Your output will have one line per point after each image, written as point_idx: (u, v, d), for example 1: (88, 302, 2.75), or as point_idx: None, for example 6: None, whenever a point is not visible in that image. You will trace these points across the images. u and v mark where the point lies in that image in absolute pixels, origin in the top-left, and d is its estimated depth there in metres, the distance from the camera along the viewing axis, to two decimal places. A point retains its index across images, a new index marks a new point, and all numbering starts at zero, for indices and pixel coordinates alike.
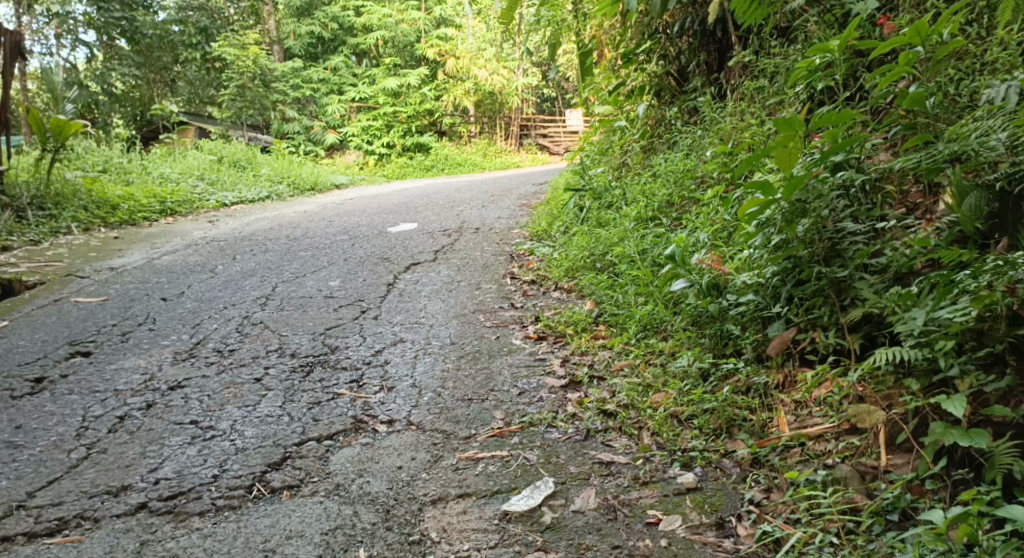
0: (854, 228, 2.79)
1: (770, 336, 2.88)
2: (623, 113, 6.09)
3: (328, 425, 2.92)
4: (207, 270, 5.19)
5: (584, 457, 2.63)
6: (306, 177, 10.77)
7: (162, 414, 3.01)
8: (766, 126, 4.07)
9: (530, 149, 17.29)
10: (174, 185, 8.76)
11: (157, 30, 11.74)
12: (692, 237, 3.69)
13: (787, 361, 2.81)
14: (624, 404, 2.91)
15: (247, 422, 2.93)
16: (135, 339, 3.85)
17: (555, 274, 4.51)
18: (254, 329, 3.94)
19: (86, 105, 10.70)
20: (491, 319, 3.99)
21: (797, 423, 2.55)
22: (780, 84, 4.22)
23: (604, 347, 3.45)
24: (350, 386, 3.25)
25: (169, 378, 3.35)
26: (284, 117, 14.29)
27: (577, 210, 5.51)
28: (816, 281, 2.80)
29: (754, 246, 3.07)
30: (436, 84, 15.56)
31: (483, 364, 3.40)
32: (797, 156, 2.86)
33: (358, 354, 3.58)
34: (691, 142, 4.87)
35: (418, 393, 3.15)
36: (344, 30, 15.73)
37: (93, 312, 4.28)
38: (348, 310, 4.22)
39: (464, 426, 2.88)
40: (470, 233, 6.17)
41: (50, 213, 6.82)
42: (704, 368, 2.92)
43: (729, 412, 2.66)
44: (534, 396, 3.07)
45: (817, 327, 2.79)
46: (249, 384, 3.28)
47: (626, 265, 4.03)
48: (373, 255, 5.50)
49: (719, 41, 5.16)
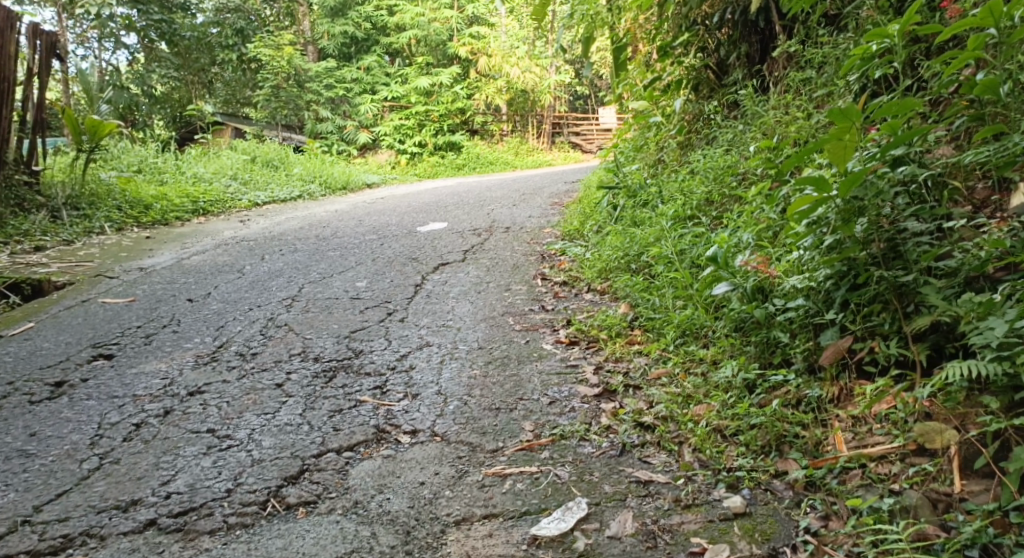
0: (917, 228, 2.58)
1: (823, 345, 2.66)
2: (658, 109, 5.88)
3: (349, 435, 2.76)
4: (235, 271, 5.08)
5: (619, 476, 2.43)
6: (338, 176, 10.69)
7: (179, 422, 2.87)
8: (814, 119, 3.84)
9: (563, 147, 17.06)
10: (207, 185, 8.71)
11: (195, 31, 11.65)
12: (735, 237, 3.49)
13: (842, 373, 2.59)
14: (662, 416, 2.71)
15: (265, 431, 2.78)
16: (158, 341, 3.73)
17: (588, 275, 4.32)
18: (278, 332, 3.80)
19: (125, 106, 10.75)
20: (521, 322, 3.81)
21: (856, 442, 2.34)
22: (829, 74, 4.01)
23: (640, 354, 3.26)
24: (374, 393, 3.09)
25: (189, 383, 3.22)
26: (317, 117, 14.25)
27: (611, 209, 5.31)
28: (874, 286, 2.59)
29: (805, 246, 2.85)
30: (468, 83, 15.47)
31: (511, 371, 3.23)
32: (851, 150, 2.64)
33: (383, 359, 3.41)
34: (732, 137, 4.64)
35: (444, 402, 2.98)
36: (377, 30, 15.65)
37: (119, 314, 4.17)
38: (374, 312, 4.07)
39: (492, 438, 2.70)
40: (500, 232, 5.99)
41: (84, 212, 6.77)
42: (750, 379, 2.72)
43: (779, 428, 2.46)
44: (565, 406, 2.88)
45: (876, 336, 2.58)
46: (269, 390, 3.13)
47: (663, 266, 3.83)
48: (401, 255, 5.35)
49: (761, 31, 4.94)
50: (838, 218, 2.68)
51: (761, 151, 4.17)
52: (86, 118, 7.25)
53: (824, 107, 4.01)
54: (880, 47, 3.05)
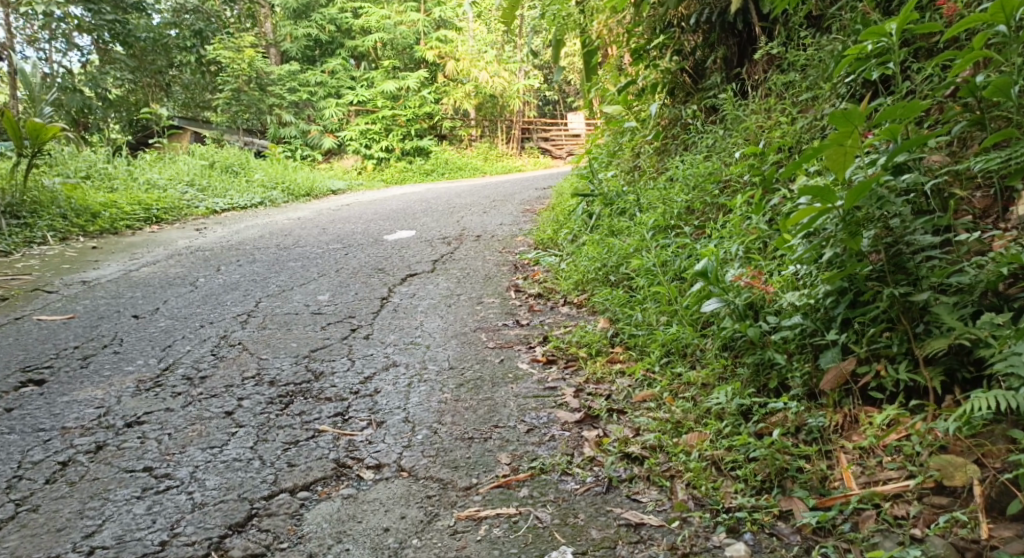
0: (926, 242, 2.37)
1: (822, 367, 2.44)
2: (632, 114, 5.67)
3: (305, 472, 2.52)
4: (187, 283, 4.78)
5: (606, 518, 2.20)
6: (302, 182, 10.37)
7: (111, 460, 2.62)
8: (800, 123, 3.62)
9: (532, 152, 16.91)
10: (161, 191, 8.34)
11: (151, 32, 11.02)
12: (722, 249, 3.26)
13: (846, 398, 2.37)
14: (651, 446, 2.48)
15: (209, 470, 2.55)
16: (96, 364, 3.44)
17: (564, 287, 4.10)
18: (230, 352, 3.52)
19: (77, 110, 10.33)
20: (494, 338, 3.55)
21: (866, 477, 2.13)
22: (813, 77, 3.81)
23: (622, 374, 3.03)
24: (334, 421, 2.82)
25: (127, 412, 2.94)
26: (280, 121, 13.90)
27: (586, 217, 5.08)
28: (880, 305, 2.37)
29: (803, 260, 2.63)
30: (436, 87, 15.20)
31: (485, 395, 2.97)
32: (852, 157, 2.42)
33: (345, 383, 3.14)
34: (712, 143, 4.43)
35: (412, 431, 2.72)
36: (341, 33, 15.39)
37: (55, 332, 3.87)
38: (337, 328, 3.79)
39: (464, 474, 2.46)
40: (471, 241, 5.75)
41: (25, 222, 6.43)
42: (745, 404, 2.49)
43: (780, 460, 2.23)
44: (544, 435, 2.64)
45: (881, 358, 2.37)
46: (217, 419, 2.86)
47: (644, 279, 3.60)
48: (367, 265, 5.08)
49: (739, 34, 4.74)
50: (840, 230, 2.44)
51: (747, 158, 3.95)
52: (28, 121, 6.88)
53: (808, 111, 3.80)
54: (875, 46, 2.82)
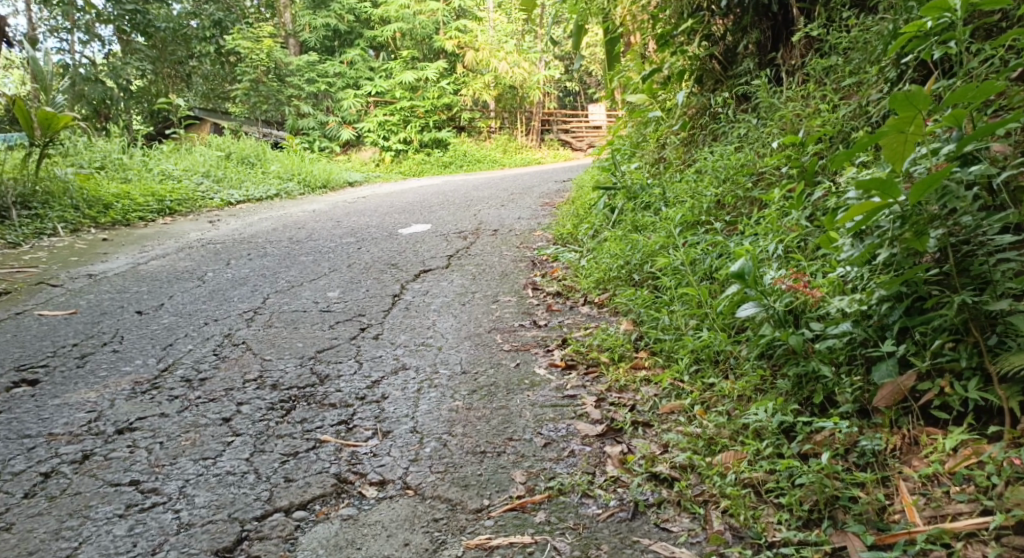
0: (1000, 241, 2.12)
1: (877, 381, 2.19)
2: (658, 103, 5.42)
3: (303, 489, 2.31)
4: (194, 278, 4.59)
5: (633, 551, 1.98)
6: (319, 173, 10.20)
7: (97, 472, 2.42)
8: (843, 111, 3.38)
9: (552, 144, 16.69)
10: (176, 182, 8.18)
11: (172, 22, 10.81)
12: (757, 247, 3.01)
13: (904, 417, 2.13)
14: (682, 465, 2.25)
15: (200, 484, 2.34)
16: (93, 363, 3.25)
17: (585, 285, 3.87)
18: (233, 352, 3.31)
19: (98, 101, 10.15)
20: (509, 340, 3.33)
21: (932, 510, 1.90)
22: (858, 61, 3.56)
23: (648, 383, 2.80)
24: (337, 430, 2.61)
25: (119, 418, 2.74)
26: (299, 112, 13.72)
27: (608, 211, 4.83)
28: (949, 312, 2.13)
29: (853, 262, 2.38)
30: (455, 78, 14.97)
31: (500, 403, 2.74)
32: (912, 145, 2.19)
33: (351, 388, 2.92)
34: (745, 133, 4.16)
35: (419, 443, 2.51)
36: (360, 23, 15.13)
37: (55, 329, 3.69)
38: (346, 327, 3.58)
39: (475, 494, 2.24)
40: (488, 235, 5.53)
41: (36, 212, 6.28)
42: (788, 421, 2.25)
43: (830, 489, 1.99)
44: (563, 450, 2.42)
45: (945, 373, 2.13)
46: (213, 426, 2.66)
47: (672, 279, 3.36)
48: (380, 260, 4.86)
49: (774, 17, 4.49)
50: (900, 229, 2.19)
51: (784, 149, 3.70)
52: (40, 109, 6.70)
53: (850, 98, 3.56)
54: (935, 24, 2.63)
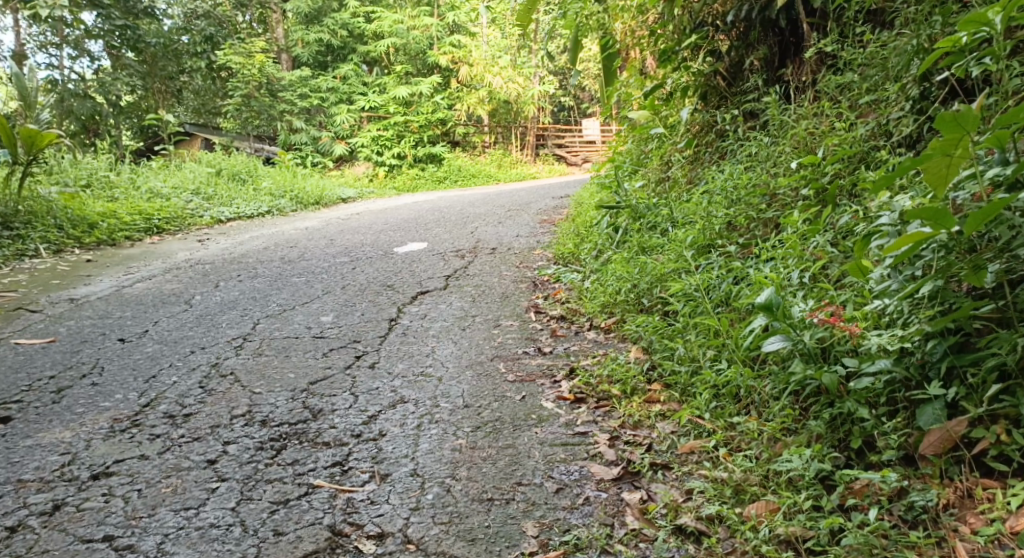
0: None
1: (925, 428, 2.04)
2: (660, 119, 5.22)
3: (294, 544, 2.12)
4: (181, 302, 4.37)
5: None
6: (311, 190, 9.97)
7: (68, 525, 2.22)
8: (862, 129, 3.22)
9: (547, 158, 16.52)
10: (164, 200, 7.95)
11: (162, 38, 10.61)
12: (779, 274, 2.83)
13: (955, 468, 1.99)
14: (710, 517, 2.07)
15: (181, 540, 2.15)
16: (70, 399, 3.03)
17: (590, 309, 3.68)
18: (220, 385, 3.10)
19: (87, 117, 9.90)
20: (513, 370, 3.13)
21: None
22: (875, 78, 3.40)
23: (664, 419, 2.60)
24: (331, 474, 2.40)
25: (95, 461, 2.53)
26: (291, 127, 13.51)
27: (611, 230, 4.63)
28: (1004, 353, 2.01)
29: (893, 295, 2.22)
30: (448, 93, 14.77)
31: (506, 442, 2.54)
32: (956, 171, 2.05)
33: (346, 424, 2.72)
34: (755, 151, 3.97)
35: (420, 489, 2.30)
36: (353, 37, 14.75)
37: (31, 359, 3.47)
38: (340, 355, 3.38)
39: (482, 550, 2.06)
40: (486, 254, 5.34)
41: (17, 232, 6.04)
42: (825, 469, 2.08)
43: (879, 551, 1.84)
44: (577, 497, 2.23)
45: (1000, 419, 1.99)
46: (197, 471, 2.45)
47: (686, 305, 3.17)
48: (375, 281, 4.67)
49: (781, 32, 4.32)
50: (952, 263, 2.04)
51: (800, 168, 3.52)
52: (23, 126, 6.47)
53: (868, 115, 3.39)
54: (971, 38, 2.54)
